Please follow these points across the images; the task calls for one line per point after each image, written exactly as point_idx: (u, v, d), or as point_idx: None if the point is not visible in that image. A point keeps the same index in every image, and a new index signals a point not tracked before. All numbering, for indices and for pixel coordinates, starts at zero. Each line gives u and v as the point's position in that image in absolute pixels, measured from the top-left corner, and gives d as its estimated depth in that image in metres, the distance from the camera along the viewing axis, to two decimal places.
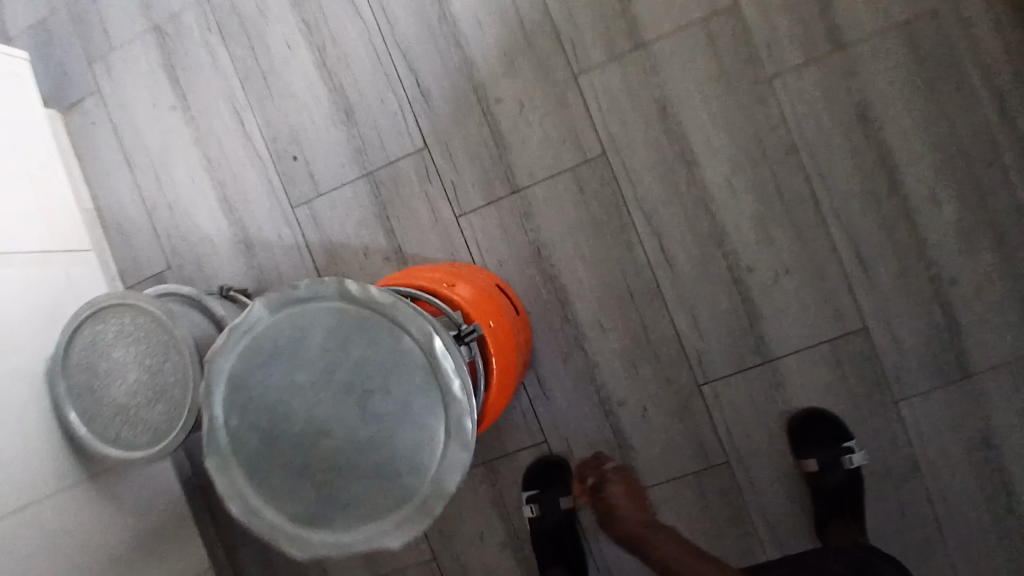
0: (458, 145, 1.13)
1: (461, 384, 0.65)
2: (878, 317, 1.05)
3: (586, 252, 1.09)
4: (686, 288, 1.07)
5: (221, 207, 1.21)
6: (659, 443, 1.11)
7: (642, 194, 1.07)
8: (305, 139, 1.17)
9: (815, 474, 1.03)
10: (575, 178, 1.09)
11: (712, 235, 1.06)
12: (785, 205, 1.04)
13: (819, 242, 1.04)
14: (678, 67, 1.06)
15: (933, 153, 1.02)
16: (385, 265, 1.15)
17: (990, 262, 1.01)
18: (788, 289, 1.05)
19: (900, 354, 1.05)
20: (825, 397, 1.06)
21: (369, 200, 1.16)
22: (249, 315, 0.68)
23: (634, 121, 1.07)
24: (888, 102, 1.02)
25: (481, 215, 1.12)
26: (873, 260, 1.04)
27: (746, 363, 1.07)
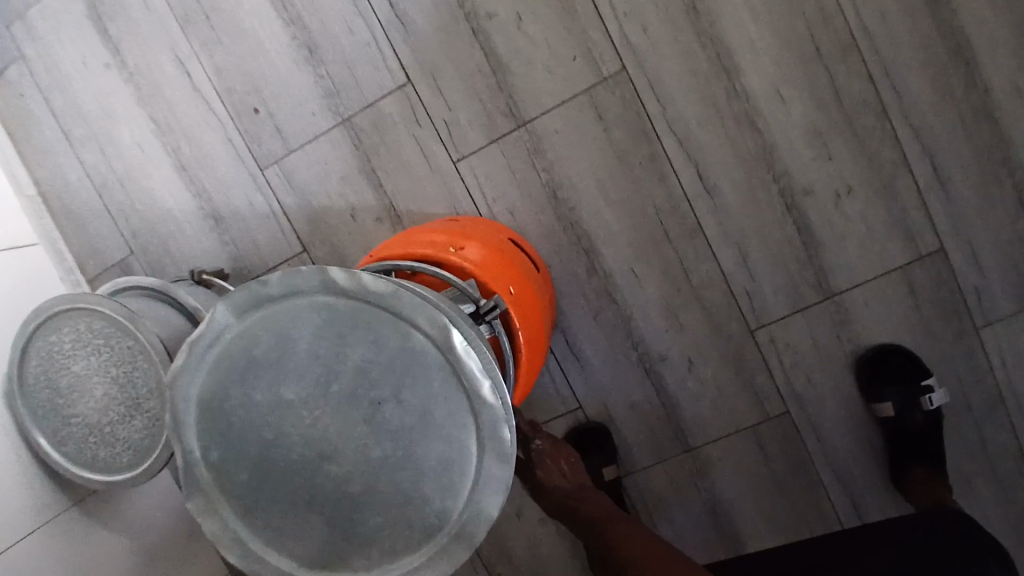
0: (448, 76, 0.95)
1: (492, 386, 0.51)
2: (957, 235, 0.90)
3: (610, 188, 0.93)
4: (731, 221, 0.92)
5: (180, 177, 1.04)
6: (709, 400, 0.96)
7: (672, 114, 0.91)
8: (265, 86, 0.99)
9: (890, 418, 0.90)
10: (592, 101, 0.92)
11: (758, 154, 0.90)
12: (843, 110, 0.88)
13: (885, 152, 0.89)
14: None
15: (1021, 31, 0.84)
16: (377, 226, 1.00)
17: None
18: (851, 210, 0.90)
19: (984, 274, 0.90)
20: (898, 330, 0.92)
21: (349, 152, 0.98)
22: (212, 324, 0.54)
23: (657, 26, 0.90)
24: None
25: (483, 157, 0.96)
26: (949, 168, 0.89)
27: (805, 300, 0.93)
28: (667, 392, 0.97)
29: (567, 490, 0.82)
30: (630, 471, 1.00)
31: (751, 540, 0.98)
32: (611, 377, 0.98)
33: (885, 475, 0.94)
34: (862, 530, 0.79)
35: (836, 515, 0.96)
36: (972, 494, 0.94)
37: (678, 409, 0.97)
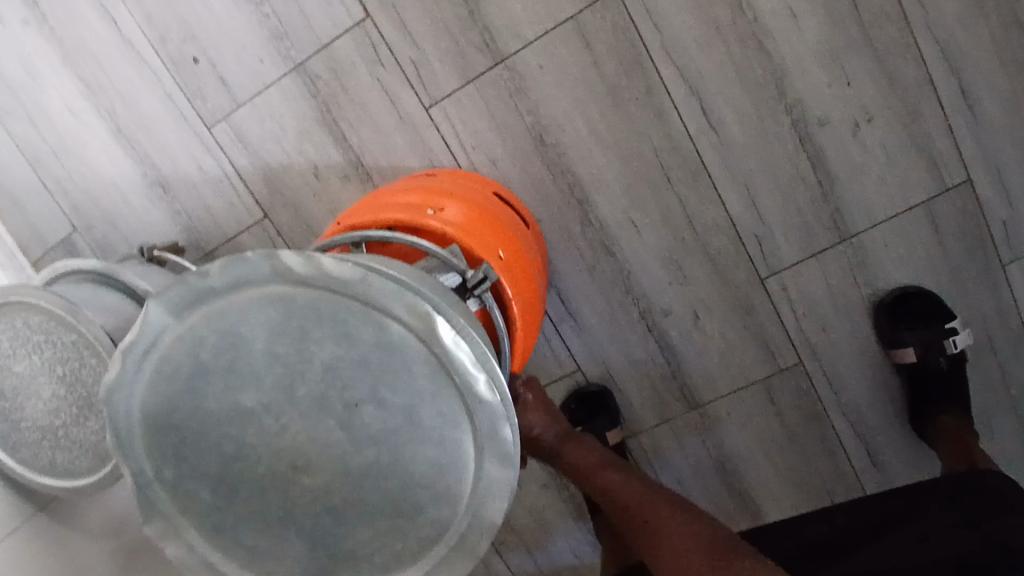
0: (412, 7, 0.83)
1: (488, 380, 0.43)
2: (984, 162, 0.82)
3: (602, 128, 0.84)
4: (738, 158, 0.83)
5: (118, 142, 0.92)
6: (718, 354, 0.90)
7: (670, 39, 0.81)
8: (202, 31, 0.87)
9: (913, 364, 0.85)
10: (578, 29, 0.81)
11: (767, 82, 0.81)
12: (861, 26, 0.79)
13: (907, 72, 0.80)
14: None
15: None
16: (344, 185, 0.89)
17: None
18: (869, 140, 0.82)
19: (1012, 202, 0.83)
20: (919, 269, 0.85)
21: (307, 103, 0.87)
22: (146, 328, 0.45)
23: None
24: None
25: (458, 100, 0.85)
26: (979, 88, 0.80)
27: (819, 242, 0.85)
28: (672, 349, 0.90)
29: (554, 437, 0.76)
30: (634, 434, 0.94)
31: (764, 495, 0.93)
32: (611, 336, 0.91)
33: (904, 422, 0.89)
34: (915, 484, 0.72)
35: (851, 467, 0.91)
36: (994, 437, 0.89)
37: (684, 365, 0.91)
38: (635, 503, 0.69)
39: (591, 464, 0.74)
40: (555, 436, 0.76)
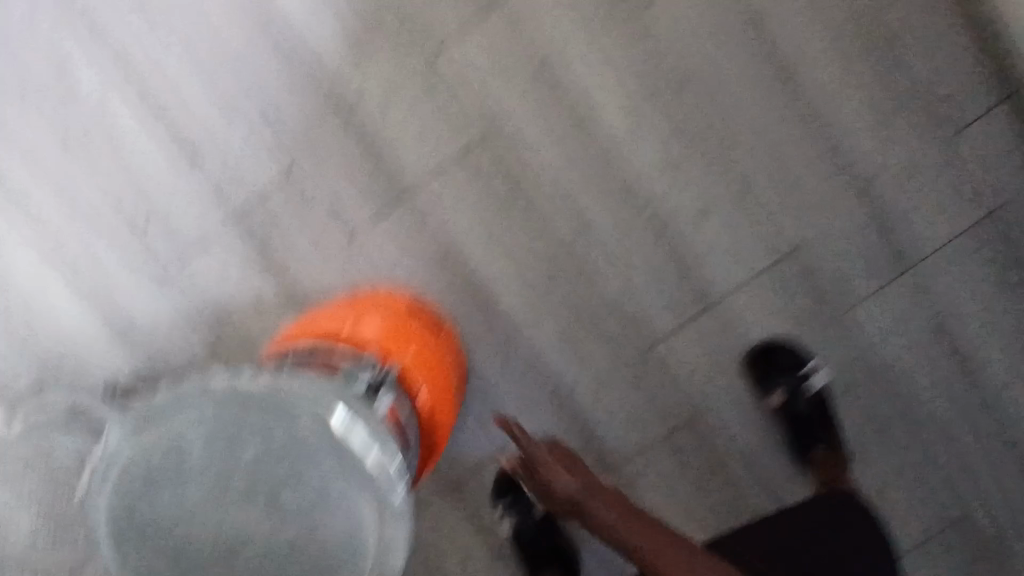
0: (327, 160, 1.00)
1: (380, 458, 0.57)
2: (808, 234, 1.00)
3: (495, 240, 1.00)
4: (611, 252, 1.00)
5: (76, 295, 1.04)
6: (623, 418, 1.03)
7: (541, 164, 0.98)
8: (150, 195, 1.02)
9: (782, 407, 0.99)
10: (465, 164, 0.99)
11: (624, 189, 0.99)
12: (690, 139, 0.98)
13: (733, 170, 0.99)
14: (545, 20, 0.96)
15: (828, 51, 0.96)
16: (283, 309, 1.03)
17: (897, 151, 0.99)
18: (714, 226, 1.00)
19: (836, 262, 1.01)
20: (775, 326, 1.02)
21: (245, 245, 1.03)
22: (106, 451, 0.57)
23: (512, 87, 0.97)
24: (769, 6, 0.96)
25: (373, 230, 1.01)
26: (791, 177, 0.99)
27: (689, 313, 1.01)
28: (583, 420, 1.03)
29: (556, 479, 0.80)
30: None
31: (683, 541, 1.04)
32: (529, 414, 1.04)
33: (789, 458, 1.02)
34: (810, 507, 0.87)
35: (754, 502, 1.04)
36: None
37: (595, 432, 1.03)
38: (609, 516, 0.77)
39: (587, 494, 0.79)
40: (581, 487, 0.79)
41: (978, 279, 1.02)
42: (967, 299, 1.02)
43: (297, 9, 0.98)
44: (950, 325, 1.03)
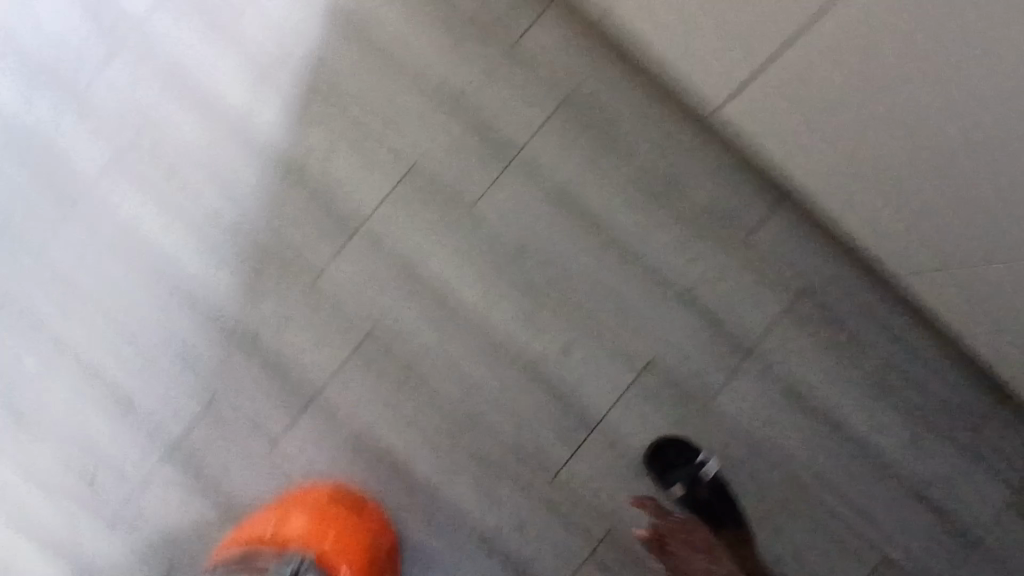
0: (243, 383, 1.17)
1: None
2: (657, 346, 1.19)
3: (398, 417, 1.16)
4: (498, 403, 1.17)
5: (45, 551, 1.17)
6: (547, 543, 1.16)
7: (422, 345, 1.17)
8: (94, 450, 1.17)
9: (686, 494, 1.15)
10: (359, 360, 1.17)
11: (495, 348, 1.18)
12: (539, 295, 1.19)
13: (581, 311, 1.19)
14: (398, 231, 1.18)
15: (628, 200, 1.20)
16: (227, 522, 1.16)
17: (708, 262, 1.20)
18: (578, 360, 1.18)
19: (686, 366, 1.19)
20: (653, 430, 1.18)
21: (185, 474, 1.16)
22: None
23: (383, 290, 1.17)
24: (572, 178, 1.20)
25: (294, 433, 1.17)
26: (629, 304, 1.19)
27: (579, 437, 1.18)
28: (513, 554, 1.16)
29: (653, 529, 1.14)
30: None
31: None
32: (465, 561, 1.16)
33: None
34: None
35: None
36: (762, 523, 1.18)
37: (526, 562, 1.16)
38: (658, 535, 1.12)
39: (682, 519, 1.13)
40: None
41: (808, 352, 1.20)
42: (805, 371, 1.21)
43: (194, 267, 1.18)
44: (799, 391, 1.20)
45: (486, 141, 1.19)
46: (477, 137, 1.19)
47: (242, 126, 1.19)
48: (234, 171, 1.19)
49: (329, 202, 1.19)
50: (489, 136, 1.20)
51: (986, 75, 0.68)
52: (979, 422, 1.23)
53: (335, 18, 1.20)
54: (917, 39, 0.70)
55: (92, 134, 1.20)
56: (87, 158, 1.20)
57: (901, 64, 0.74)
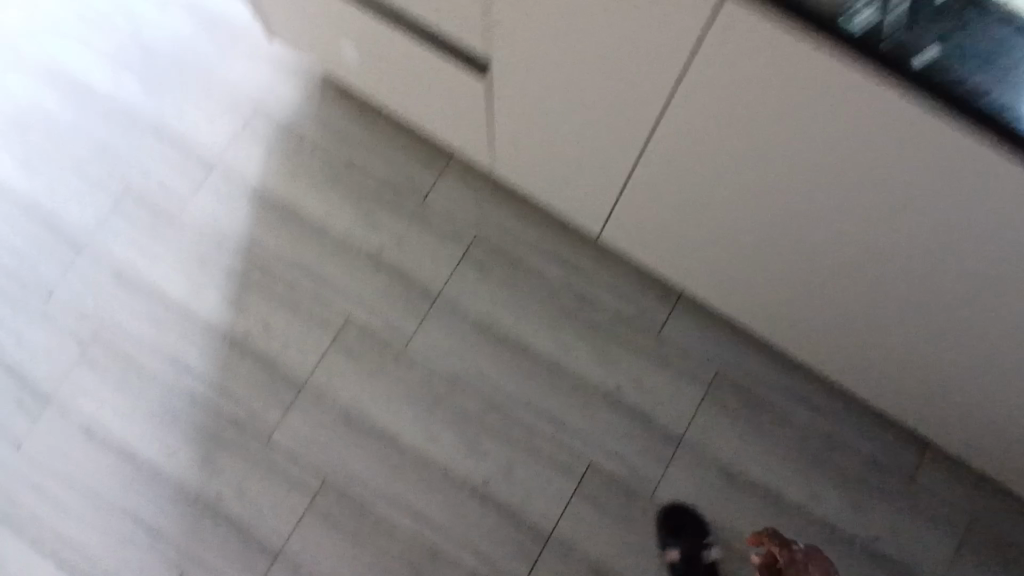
0: (210, 551, 1.24)
1: None
2: (592, 450, 1.28)
3: (359, 560, 1.23)
4: (452, 529, 1.24)
5: None
6: None
7: (373, 487, 1.26)
8: None
9: (675, 562, 1.23)
10: (317, 511, 1.25)
11: (443, 477, 1.26)
12: (476, 420, 1.28)
13: (517, 428, 1.28)
14: (340, 382, 1.29)
15: (544, 319, 1.32)
16: None
17: (627, 363, 1.31)
18: (521, 476, 1.26)
19: (621, 465, 1.27)
20: (603, 532, 1.25)
21: None
22: None
23: (331, 440, 1.28)
24: (491, 309, 1.32)
25: None
26: (560, 414, 1.29)
27: (533, 551, 1.24)
28: None
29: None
30: None
31: None
32: None
33: None
34: None
35: None
36: None
37: None
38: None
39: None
40: None
41: (734, 432, 1.29)
42: (734, 450, 1.29)
43: (158, 447, 1.29)
44: (733, 471, 1.28)
45: (409, 288, 1.33)
46: (400, 287, 1.33)
47: (190, 313, 1.34)
48: (187, 354, 1.32)
49: (275, 366, 1.30)
50: (412, 283, 1.33)
51: (775, 196, 0.79)
52: (910, 471, 1.29)
53: (261, 203, 1.36)
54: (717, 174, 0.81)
55: (61, 338, 1.35)
56: (58, 361, 1.34)
57: (726, 193, 0.84)
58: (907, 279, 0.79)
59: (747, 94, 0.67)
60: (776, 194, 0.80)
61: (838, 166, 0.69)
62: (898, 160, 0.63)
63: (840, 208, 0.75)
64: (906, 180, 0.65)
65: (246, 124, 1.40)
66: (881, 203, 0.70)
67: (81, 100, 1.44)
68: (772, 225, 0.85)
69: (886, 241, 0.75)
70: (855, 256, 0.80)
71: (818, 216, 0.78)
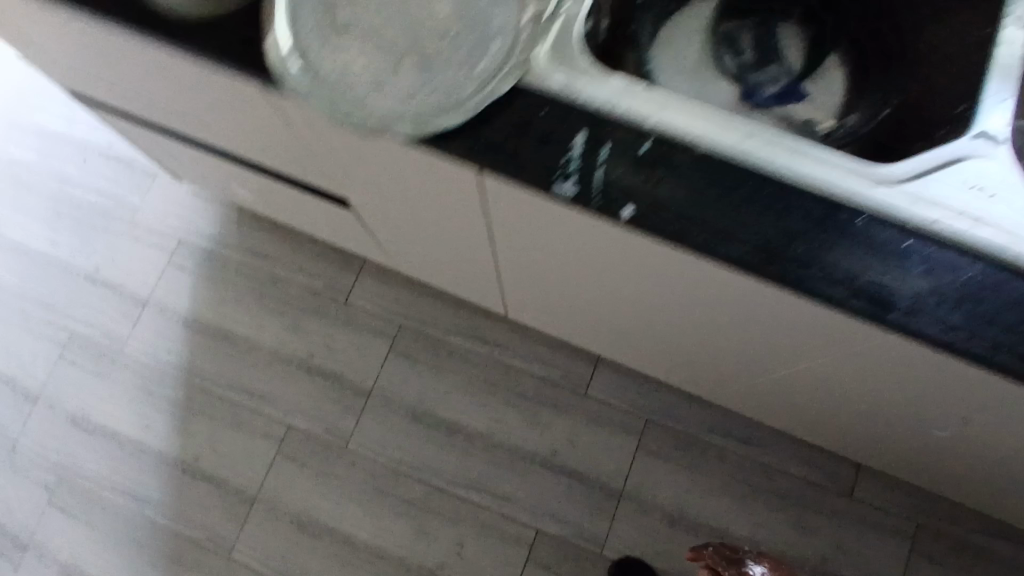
0: None
1: None
2: (537, 516, 1.32)
3: None
4: None
5: None
6: None
7: None
8: None
9: None
10: None
11: (399, 567, 1.31)
12: (423, 505, 1.34)
13: (463, 506, 1.33)
14: (289, 490, 1.36)
15: (474, 397, 1.38)
16: None
17: (558, 426, 1.36)
18: (472, 553, 1.31)
19: (567, 526, 1.31)
20: None
21: None
22: None
23: (289, 547, 1.33)
24: (422, 395, 1.39)
25: None
26: (502, 486, 1.34)
27: None
28: None
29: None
30: None
31: None
32: None
33: None
34: None
35: None
36: None
37: None
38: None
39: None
40: None
41: (670, 475, 1.33)
42: (673, 493, 1.32)
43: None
44: (677, 513, 1.31)
45: (343, 387, 1.40)
46: (336, 387, 1.40)
47: (144, 445, 1.41)
48: (145, 485, 1.39)
49: (227, 484, 1.37)
50: (345, 382, 1.40)
51: (601, 293, 0.84)
52: (850, 486, 1.30)
53: (194, 330, 1.45)
54: (551, 278, 0.86)
55: (28, 490, 1.41)
56: (27, 512, 1.40)
57: (569, 291, 0.89)
58: (740, 350, 0.82)
59: (536, 235, 0.71)
60: (605, 296, 0.84)
61: (630, 281, 0.73)
62: (660, 275, 0.67)
63: (656, 306, 0.78)
64: (678, 287, 0.68)
65: (173, 258, 1.49)
66: (677, 301, 0.73)
67: (19, 261, 1.53)
68: (618, 312, 0.89)
69: (701, 325, 0.78)
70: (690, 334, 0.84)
71: (640, 307, 0.82)
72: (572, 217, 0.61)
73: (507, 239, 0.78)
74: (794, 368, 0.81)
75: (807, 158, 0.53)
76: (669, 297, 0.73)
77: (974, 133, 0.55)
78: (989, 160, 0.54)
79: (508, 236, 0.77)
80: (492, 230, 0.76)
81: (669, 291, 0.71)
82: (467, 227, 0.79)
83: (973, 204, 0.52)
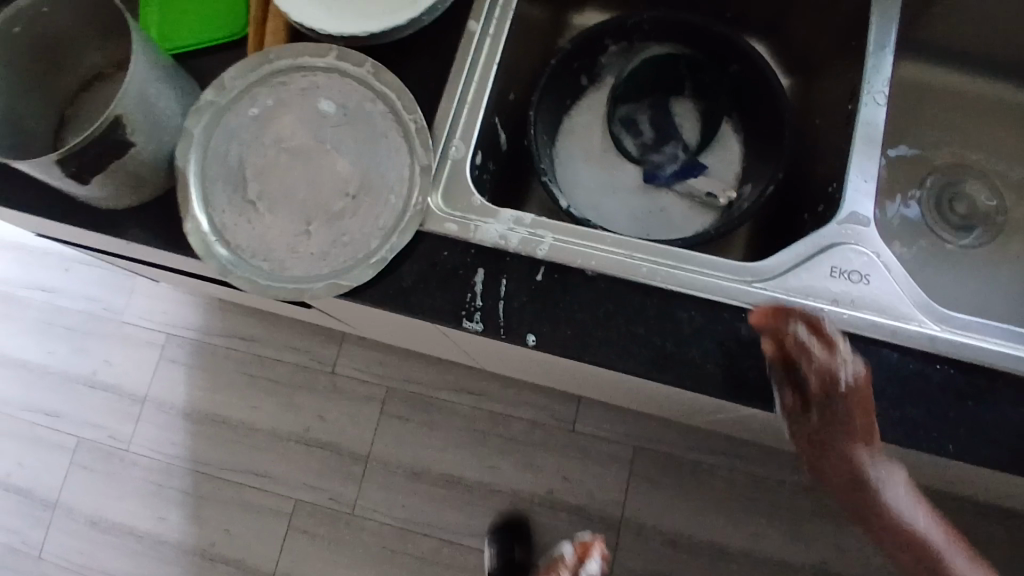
0: None
1: None
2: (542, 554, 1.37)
3: None
4: None
5: None
6: None
7: None
8: None
9: None
10: None
11: None
12: (433, 558, 1.39)
13: (471, 555, 1.39)
14: (305, 561, 1.42)
15: (467, 447, 1.43)
16: None
17: (551, 465, 1.41)
18: None
19: None
20: None
21: None
22: None
23: None
24: (417, 452, 1.44)
25: None
26: None
27: None
28: None
29: (859, 375, 0.53)
30: None
31: None
32: None
33: None
34: None
35: None
36: None
37: None
38: (934, 541, 0.55)
39: (867, 423, 0.53)
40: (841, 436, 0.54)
41: (665, 499, 1.37)
42: (670, 517, 1.36)
43: None
44: (676, 535, 1.35)
45: (341, 456, 1.45)
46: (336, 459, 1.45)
47: (161, 537, 1.47)
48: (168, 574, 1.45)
49: (245, 564, 1.43)
50: (343, 451, 1.46)
51: (542, 373, 0.88)
52: None
53: (193, 420, 1.51)
54: (493, 363, 0.91)
55: None
56: None
57: (514, 371, 0.94)
58: (682, 407, 0.86)
59: (459, 343, 0.76)
60: (542, 374, 0.89)
61: (554, 371, 0.77)
62: (578, 371, 0.71)
63: (591, 383, 0.83)
64: (597, 377, 0.73)
65: (165, 352, 1.56)
66: (606, 383, 0.78)
67: (19, 374, 1.59)
68: (563, 383, 0.94)
69: (637, 394, 0.83)
70: (633, 397, 0.89)
71: (579, 382, 0.86)
72: (483, 343, 0.65)
73: (439, 343, 0.83)
74: (731, 418, 0.85)
75: (690, 268, 0.58)
76: (594, 379, 0.78)
77: (846, 216, 0.59)
78: (859, 241, 0.58)
79: (438, 340, 0.82)
80: (423, 337, 0.81)
81: (590, 377, 0.75)
82: (401, 334, 0.85)
83: (846, 290, 0.57)
